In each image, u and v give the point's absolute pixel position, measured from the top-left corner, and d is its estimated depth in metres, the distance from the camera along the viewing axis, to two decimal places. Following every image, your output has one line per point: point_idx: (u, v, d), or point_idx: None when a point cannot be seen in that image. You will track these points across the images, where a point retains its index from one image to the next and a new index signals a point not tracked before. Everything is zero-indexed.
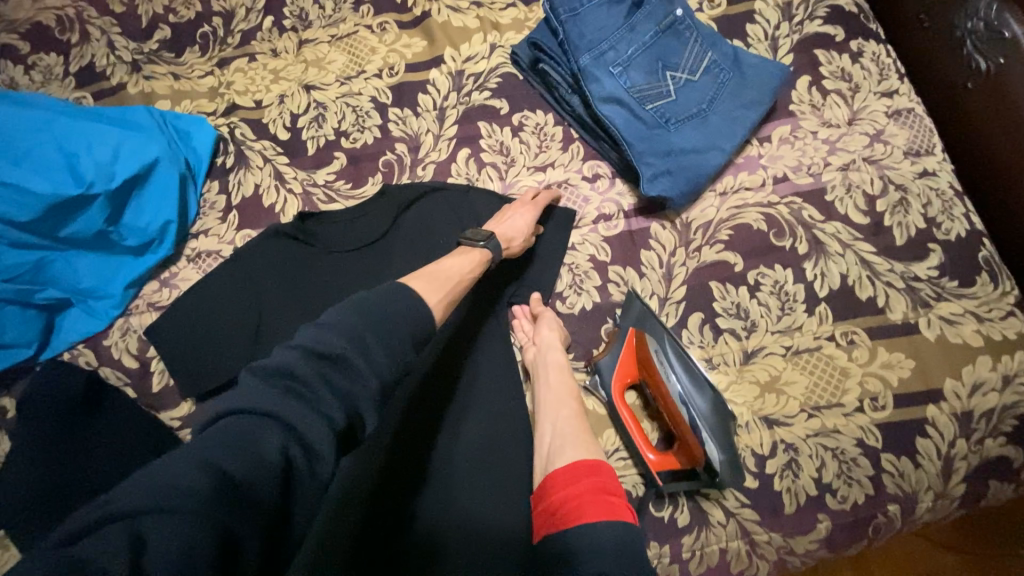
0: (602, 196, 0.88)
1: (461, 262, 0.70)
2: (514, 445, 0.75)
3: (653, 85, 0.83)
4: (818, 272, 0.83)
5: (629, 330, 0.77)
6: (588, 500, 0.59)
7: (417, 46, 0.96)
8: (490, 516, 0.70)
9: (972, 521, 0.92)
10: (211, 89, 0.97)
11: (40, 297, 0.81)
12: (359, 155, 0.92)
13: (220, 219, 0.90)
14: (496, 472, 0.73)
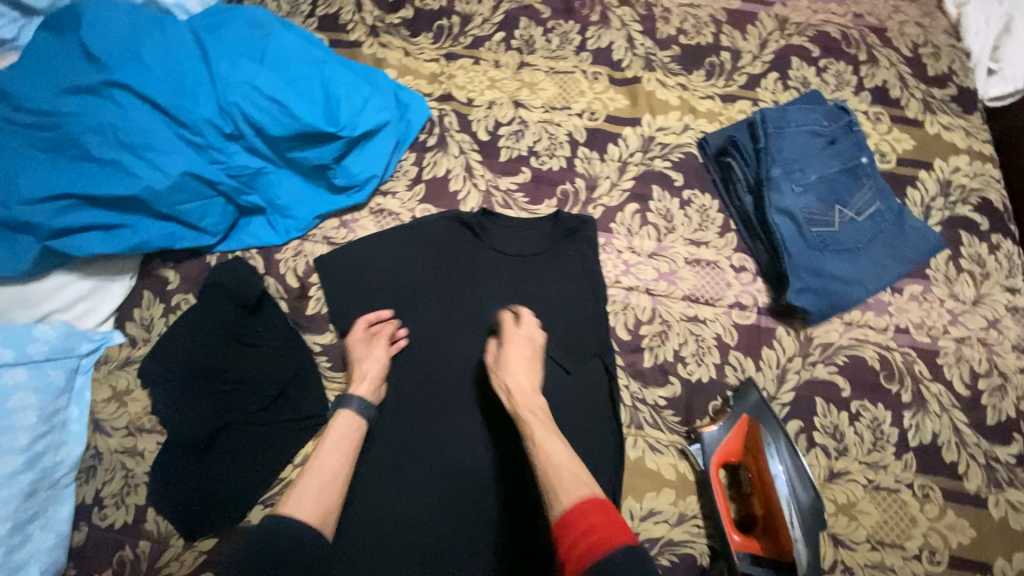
0: (743, 287, 0.96)
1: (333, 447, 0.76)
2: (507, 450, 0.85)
3: (823, 212, 0.93)
4: (913, 423, 0.91)
5: (744, 415, 0.84)
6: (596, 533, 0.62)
7: (620, 103, 1.07)
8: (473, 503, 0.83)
9: None
10: (432, 75, 1.09)
11: (246, 199, 0.88)
12: (542, 176, 1.02)
13: (407, 186, 0.99)
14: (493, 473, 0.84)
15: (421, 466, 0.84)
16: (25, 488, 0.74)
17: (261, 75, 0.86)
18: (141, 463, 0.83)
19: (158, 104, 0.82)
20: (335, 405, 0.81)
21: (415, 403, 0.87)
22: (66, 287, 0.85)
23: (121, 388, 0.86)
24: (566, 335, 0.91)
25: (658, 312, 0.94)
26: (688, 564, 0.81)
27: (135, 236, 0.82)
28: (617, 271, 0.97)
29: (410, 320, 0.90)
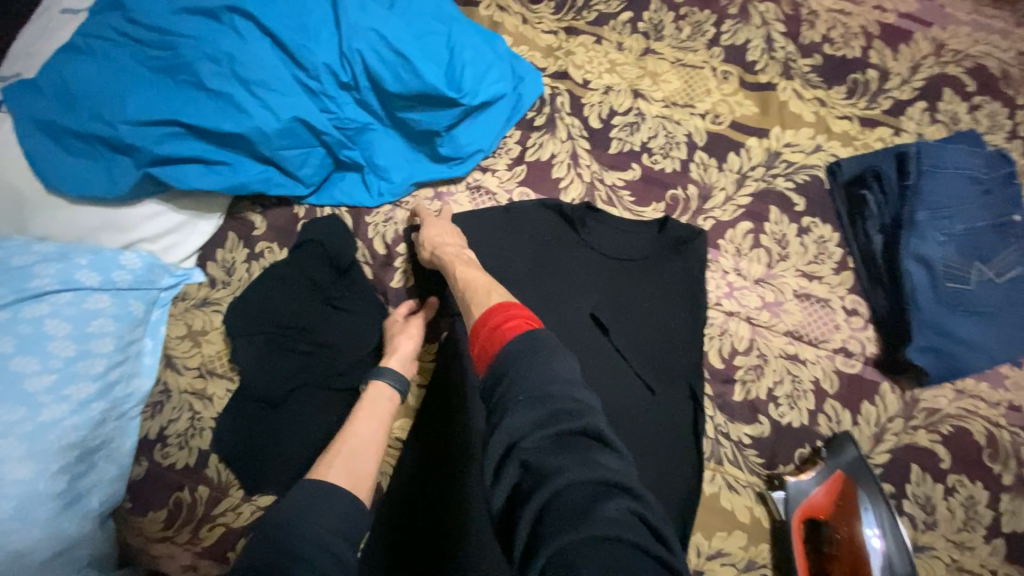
0: (852, 332, 0.89)
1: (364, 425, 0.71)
2: None
3: (961, 267, 0.84)
4: (1011, 509, 0.84)
5: (841, 473, 0.79)
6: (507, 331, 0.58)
7: (748, 109, 0.98)
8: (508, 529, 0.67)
9: None
10: (549, 47, 1.01)
11: (347, 154, 0.83)
12: (652, 177, 0.95)
13: (509, 166, 0.93)
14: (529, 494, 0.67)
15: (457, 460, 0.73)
16: (96, 417, 0.73)
17: (387, 24, 0.79)
18: (209, 407, 0.81)
19: (278, 40, 0.77)
20: (367, 377, 0.77)
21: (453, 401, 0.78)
22: (157, 217, 0.82)
23: (197, 327, 0.84)
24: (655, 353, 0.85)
25: (756, 344, 0.88)
26: None
27: (234, 177, 0.78)
28: (720, 292, 0.90)
29: None
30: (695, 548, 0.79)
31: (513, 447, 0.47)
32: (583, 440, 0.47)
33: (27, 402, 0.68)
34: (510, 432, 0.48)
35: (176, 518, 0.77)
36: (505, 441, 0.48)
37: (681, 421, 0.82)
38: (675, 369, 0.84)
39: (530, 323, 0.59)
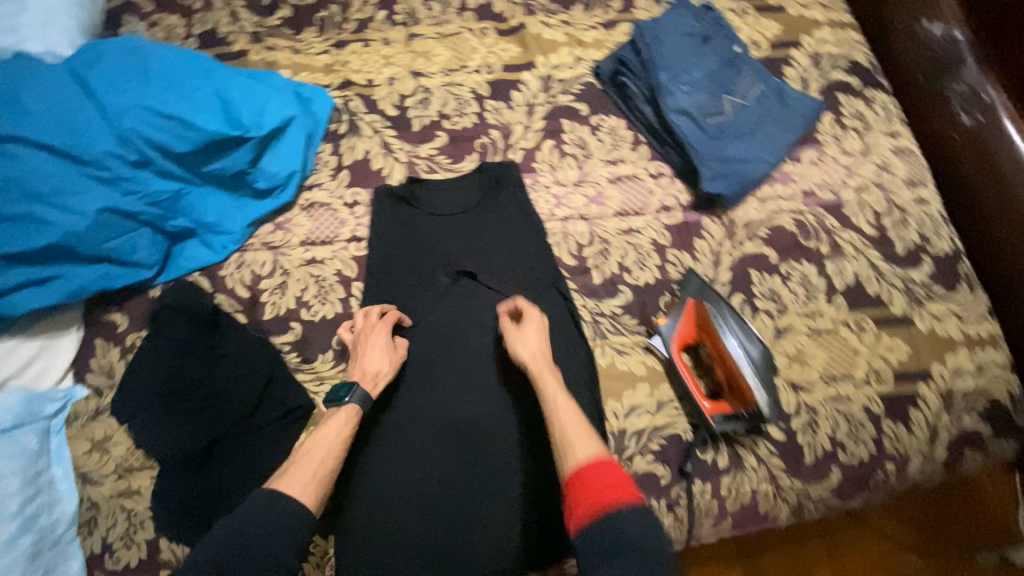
0: (664, 191, 1.04)
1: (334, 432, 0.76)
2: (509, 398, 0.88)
3: (714, 104, 1.02)
4: (837, 270, 1.00)
5: (691, 299, 0.93)
6: (607, 490, 0.68)
7: (512, 51, 1.13)
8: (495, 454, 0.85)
9: (933, 507, 1.27)
10: (327, 65, 1.11)
11: (172, 223, 0.89)
12: (458, 135, 1.06)
13: (331, 175, 1.01)
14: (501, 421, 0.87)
15: (430, 465, 0.84)
16: (28, 550, 0.75)
17: (156, 98, 0.87)
18: (140, 500, 0.82)
19: (55, 149, 0.82)
20: (343, 395, 0.80)
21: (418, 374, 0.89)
22: (16, 351, 0.85)
23: (99, 436, 0.85)
24: (522, 276, 0.97)
25: (595, 233, 1.01)
26: (675, 443, 0.89)
27: (68, 285, 0.82)
28: (550, 204, 1.03)
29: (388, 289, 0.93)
30: (612, 413, 0.90)
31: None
32: None
33: None
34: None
35: None
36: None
37: (559, 320, 0.95)
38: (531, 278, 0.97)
39: (631, 492, 0.69)
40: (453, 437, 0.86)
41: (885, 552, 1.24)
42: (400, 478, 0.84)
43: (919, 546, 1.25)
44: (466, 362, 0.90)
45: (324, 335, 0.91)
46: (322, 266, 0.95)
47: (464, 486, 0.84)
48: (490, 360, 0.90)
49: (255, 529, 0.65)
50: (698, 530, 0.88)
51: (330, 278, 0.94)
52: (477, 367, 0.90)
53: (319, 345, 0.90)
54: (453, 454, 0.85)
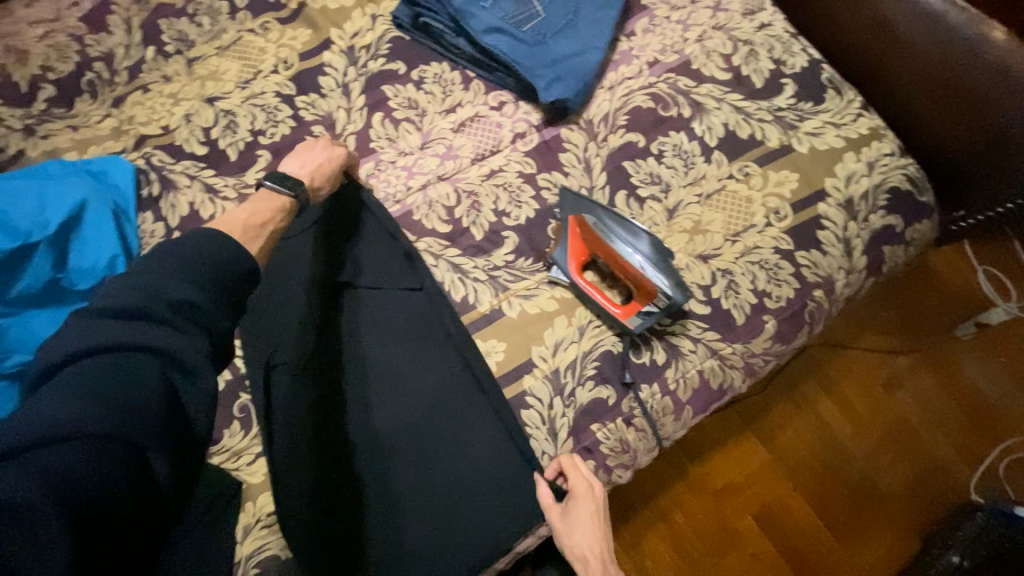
0: (512, 118, 0.98)
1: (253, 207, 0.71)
2: (456, 388, 0.85)
3: (523, 9, 0.95)
4: (705, 127, 0.96)
5: (571, 217, 0.89)
6: None
7: (303, 36, 1.02)
8: (463, 449, 0.82)
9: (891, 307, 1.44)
10: (115, 129, 0.98)
11: (7, 364, 0.77)
12: (281, 147, 0.97)
13: (165, 243, 0.92)
14: (456, 414, 0.84)
15: (409, 489, 0.80)
16: None
17: None
18: None
19: None
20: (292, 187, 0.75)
21: (358, 410, 0.83)
22: None
23: None
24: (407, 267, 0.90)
25: (459, 189, 0.95)
26: (610, 360, 0.87)
27: None
28: (403, 179, 0.96)
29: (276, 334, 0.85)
30: (540, 357, 0.87)
31: None
32: None
33: None
34: None
35: None
36: None
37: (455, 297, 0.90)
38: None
39: None
40: (404, 453, 0.82)
41: (871, 362, 1.40)
42: (367, 517, 0.79)
43: (897, 340, 1.41)
44: (401, 374, 0.85)
45: (226, 408, 0.85)
46: None
47: (448, 495, 0.80)
48: (423, 362, 0.86)
49: (204, 305, 0.53)
50: (662, 431, 0.88)
51: None
52: (413, 374, 0.86)
53: (224, 420, 0.85)
54: (424, 466, 0.81)
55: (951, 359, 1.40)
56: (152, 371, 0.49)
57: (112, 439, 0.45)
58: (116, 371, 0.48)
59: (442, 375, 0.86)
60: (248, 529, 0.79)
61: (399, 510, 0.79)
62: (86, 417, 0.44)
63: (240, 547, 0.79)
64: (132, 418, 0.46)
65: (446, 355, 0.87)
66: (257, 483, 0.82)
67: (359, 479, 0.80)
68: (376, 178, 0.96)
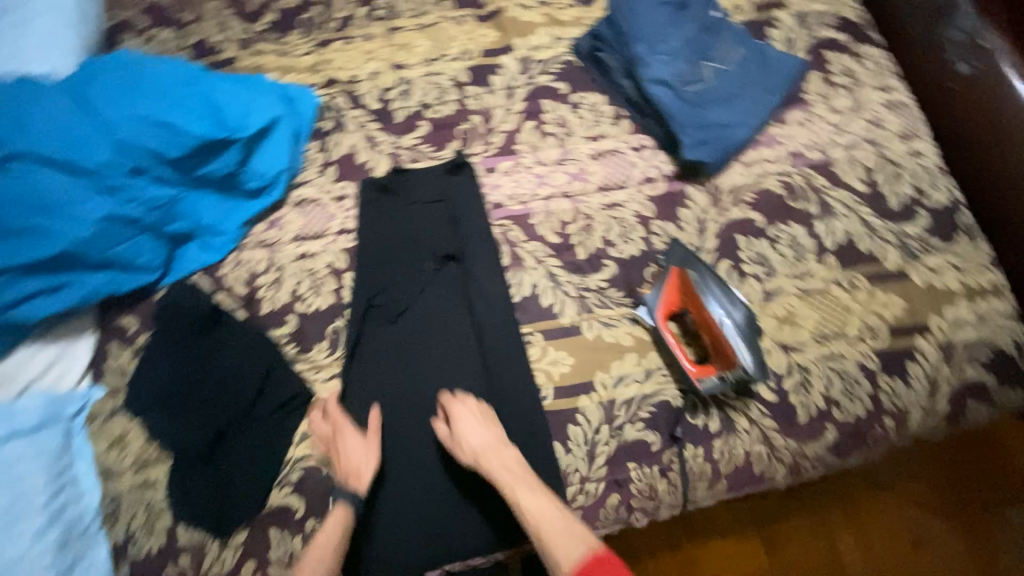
0: (647, 162, 1.04)
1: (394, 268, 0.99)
2: (510, 384, 0.92)
3: (693, 71, 1.02)
4: (827, 228, 0.99)
5: (675, 267, 0.94)
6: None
7: (491, 36, 1.14)
8: None
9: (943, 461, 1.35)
10: (311, 66, 1.13)
11: (171, 227, 0.94)
12: (440, 123, 1.08)
13: (320, 172, 1.05)
14: (504, 407, 0.91)
15: (438, 455, 0.89)
16: (56, 541, 0.79)
17: (146, 106, 0.92)
18: (157, 491, 0.86)
19: (57, 162, 0.88)
20: (404, 239, 1.01)
21: (419, 371, 0.94)
22: (34, 357, 0.90)
23: (117, 434, 0.89)
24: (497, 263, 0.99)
25: (578, 209, 1.02)
26: (665, 410, 0.90)
27: (80, 291, 0.88)
28: (532, 184, 1.05)
29: (377, 282, 0.98)
30: (601, 383, 0.92)
31: None
32: None
33: None
34: None
35: None
36: None
37: (537, 303, 0.97)
38: (510, 257, 1.00)
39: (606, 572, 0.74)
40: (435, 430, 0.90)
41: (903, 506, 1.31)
42: (396, 467, 0.88)
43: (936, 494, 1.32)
44: (465, 354, 0.95)
45: (320, 325, 0.95)
46: (314, 259, 0.99)
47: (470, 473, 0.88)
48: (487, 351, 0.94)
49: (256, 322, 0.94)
50: (692, 493, 0.90)
51: (322, 270, 0.98)
52: (474, 359, 0.94)
53: (315, 335, 0.95)
54: None
55: (992, 537, 1.28)
56: (238, 337, 0.93)
57: (157, 356, 0.92)
58: (195, 322, 0.93)
59: (499, 367, 0.93)
60: (305, 435, 0.89)
61: (422, 471, 0.88)
62: (193, 341, 0.92)
63: (293, 447, 0.89)
64: (169, 352, 0.92)
65: (507, 350, 0.94)
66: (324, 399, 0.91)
67: (400, 431, 0.90)
68: (510, 175, 1.05)
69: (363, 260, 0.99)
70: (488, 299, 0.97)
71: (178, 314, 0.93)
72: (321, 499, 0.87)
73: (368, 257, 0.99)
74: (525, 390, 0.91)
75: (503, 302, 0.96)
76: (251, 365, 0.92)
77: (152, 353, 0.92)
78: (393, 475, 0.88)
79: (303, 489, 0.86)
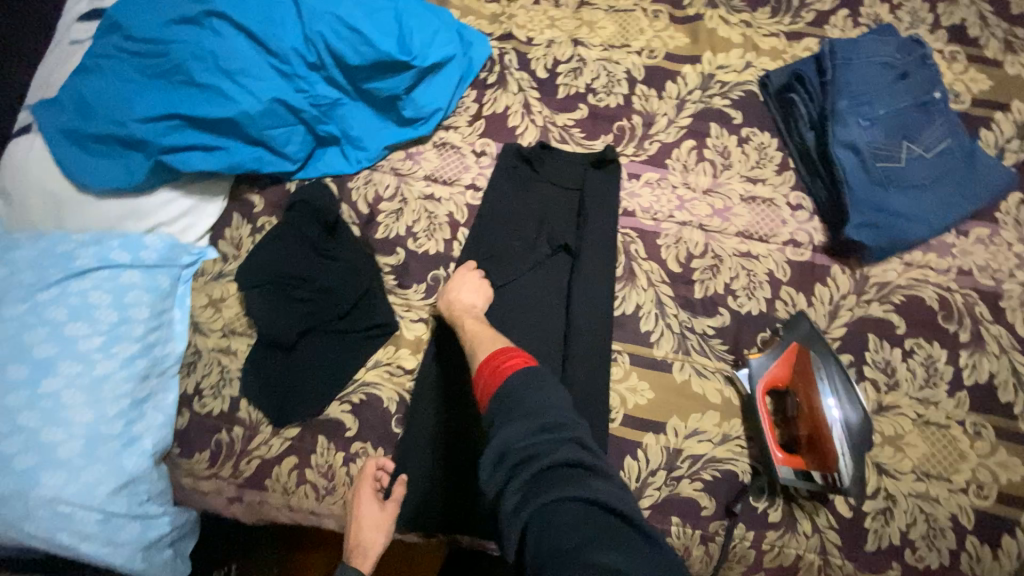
0: (798, 224, 0.97)
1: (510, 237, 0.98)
2: (586, 399, 0.88)
3: (890, 148, 0.92)
4: (970, 363, 0.89)
5: (795, 344, 0.87)
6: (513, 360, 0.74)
7: (680, 41, 1.08)
8: None
9: None
10: (494, 15, 1.11)
11: (323, 128, 0.96)
12: (599, 113, 1.04)
13: (469, 121, 1.04)
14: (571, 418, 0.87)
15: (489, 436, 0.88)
16: (140, 372, 0.85)
17: (342, 5, 0.93)
18: (234, 360, 0.93)
19: (250, 33, 0.90)
20: (531, 214, 1.00)
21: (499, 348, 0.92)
22: (171, 203, 0.95)
23: (216, 296, 0.96)
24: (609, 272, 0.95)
25: (709, 247, 0.97)
26: (729, 479, 0.86)
27: (230, 158, 0.91)
28: (671, 205, 1.00)
29: (491, 247, 0.97)
30: (673, 429, 0.88)
31: (502, 453, 0.62)
32: (569, 470, 0.58)
33: (85, 359, 0.82)
34: (501, 442, 0.62)
35: (219, 456, 0.89)
36: (495, 449, 0.62)
37: (634, 325, 0.94)
38: (624, 269, 0.97)
39: (524, 360, 0.73)
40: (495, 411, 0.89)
41: None
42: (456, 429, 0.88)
43: None
44: (547, 349, 0.93)
45: (423, 269, 0.97)
46: (437, 204, 0.99)
47: None
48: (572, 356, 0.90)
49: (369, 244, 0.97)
50: (724, 571, 0.85)
51: (441, 217, 0.99)
52: (555, 358, 0.92)
53: (416, 277, 0.96)
54: None
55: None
56: (350, 251, 0.95)
57: (274, 240, 0.94)
58: (316, 220, 0.95)
59: (579, 377, 0.89)
60: (377, 364, 0.92)
61: (475, 443, 0.87)
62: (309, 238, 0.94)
63: (364, 371, 0.92)
64: (284, 241, 0.94)
65: (593, 363, 0.90)
66: (405, 338, 0.94)
67: (462, 399, 0.90)
68: (651, 188, 1.01)
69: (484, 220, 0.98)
70: (592, 305, 0.93)
71: (305, 209, 0.96)
72: (373, 430, 0.89)
73: (491, 220, 0.99)
74: (599, 409, 0.88)
75: (604, 313, 0.93)
76: (353, 281, 0.93)
77: (270, 235, 0.94)
78: (451, 436, 0.88)
79: (360, 414, 0.90)
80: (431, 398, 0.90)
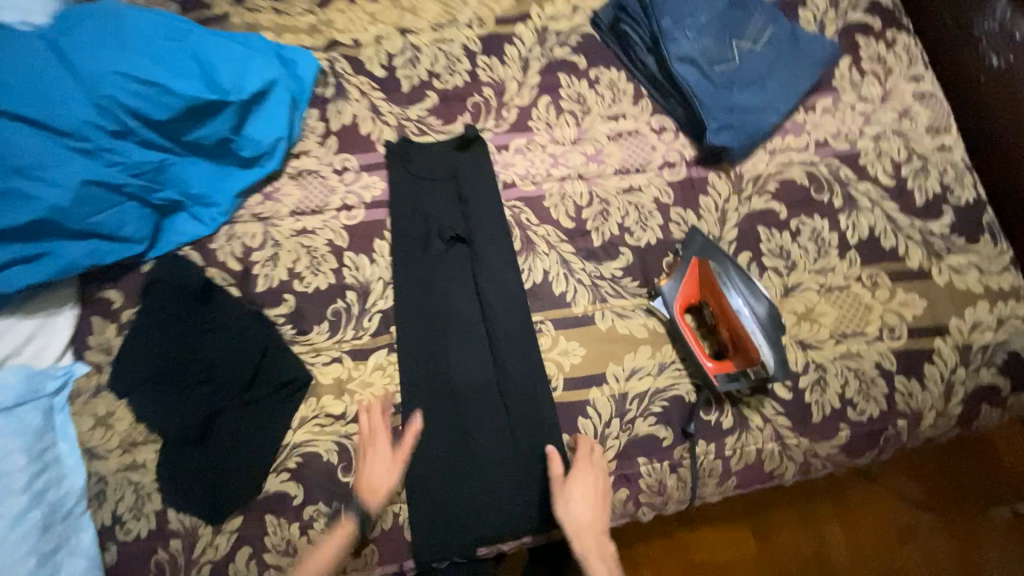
0: (667, 146, 0.99)
1: (405, 238, 0.94)
2: (523, 377, 0.88)
3: (722, 50, 0.96)
4: (851, 223, 0.95)
5: (694, 258, 0.90)
6: None
7: (505, 2, 1.06)
8: (506, 435, 0.86)
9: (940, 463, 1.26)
10: (311, 26, 1.04)
11: (159, 196, 0.87)
12: (449, 95, 1.01)
13: (320, 142, 0.98)
14: (515, 400, 0.87)
15: (447, 444, 0.86)
16: (39, 523, 0.76)
17: (128, 60, 0.84)
18: (146, 473, 0.84)
19: (30, 119, 0.79)
20: (418, 213, 0.96)
21: (427, 354, 0.89)
22: (11, 330, 0.84)
23: (103, 412, 0.86)
24: (506, 247, 0.94)
25: (594, 193, 0.97)
26: (678, 404, 0.88)
27: (58, 261, 0.81)
28: (546, 164, 0.99)
29: (395, 258, 0.93)
30: (613, 376, 0.88)
31: None
32: None
33: None
34: None
35: None
36: None
37: (547, 292, 0.93)
38: (522, 240, 0.95)
39: None
40: (444, 417, 0.87)
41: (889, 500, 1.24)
42: (429, 451, 0.85)
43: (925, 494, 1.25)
44: (475, 340, 0.90)
45: (320, 306, 0.91)
46: (314, 236, 0.94)
47: (478, 466, 0.85)
48: (496, 341, 0.89)
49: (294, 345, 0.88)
50: (701, 489, 0.87)
51: (322, 248, 0.93)
52: (483, 347, 0.90)
53: (316, 316, 0.90)
54: (470, 431, 0.86)
55: (975, 535, 1.22)
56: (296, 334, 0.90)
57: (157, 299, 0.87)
58: (177, 292, 0.87)
59: (510, 359, 0.88)
60: (303, 421, 0.86)
61: (436, 455, 0.85)
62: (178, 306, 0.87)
63: (292, 433, 0.85)
64: (172, 315, 0.86)
65: (519, 341, 0.89)
66: (324, 382, 0.88)
67: (410, 416, 0.86)
68: (523, 153, 0.99)
69: (377, 232, 0.95)
70: (502, 285, 0.92)
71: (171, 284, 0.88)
72: (321, 489, 0.84)
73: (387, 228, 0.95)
74: (536, 381, 0.87)
75: (513, 289, 0.92)
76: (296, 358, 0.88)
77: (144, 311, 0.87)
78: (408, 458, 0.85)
79: (302, 476, 0.84)
80: (370, 435, 0.86)
